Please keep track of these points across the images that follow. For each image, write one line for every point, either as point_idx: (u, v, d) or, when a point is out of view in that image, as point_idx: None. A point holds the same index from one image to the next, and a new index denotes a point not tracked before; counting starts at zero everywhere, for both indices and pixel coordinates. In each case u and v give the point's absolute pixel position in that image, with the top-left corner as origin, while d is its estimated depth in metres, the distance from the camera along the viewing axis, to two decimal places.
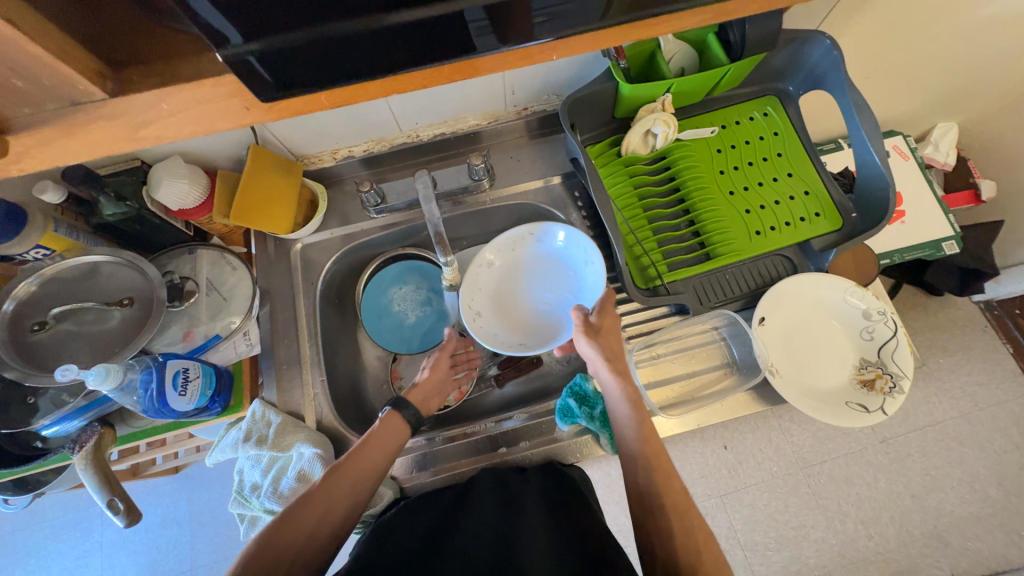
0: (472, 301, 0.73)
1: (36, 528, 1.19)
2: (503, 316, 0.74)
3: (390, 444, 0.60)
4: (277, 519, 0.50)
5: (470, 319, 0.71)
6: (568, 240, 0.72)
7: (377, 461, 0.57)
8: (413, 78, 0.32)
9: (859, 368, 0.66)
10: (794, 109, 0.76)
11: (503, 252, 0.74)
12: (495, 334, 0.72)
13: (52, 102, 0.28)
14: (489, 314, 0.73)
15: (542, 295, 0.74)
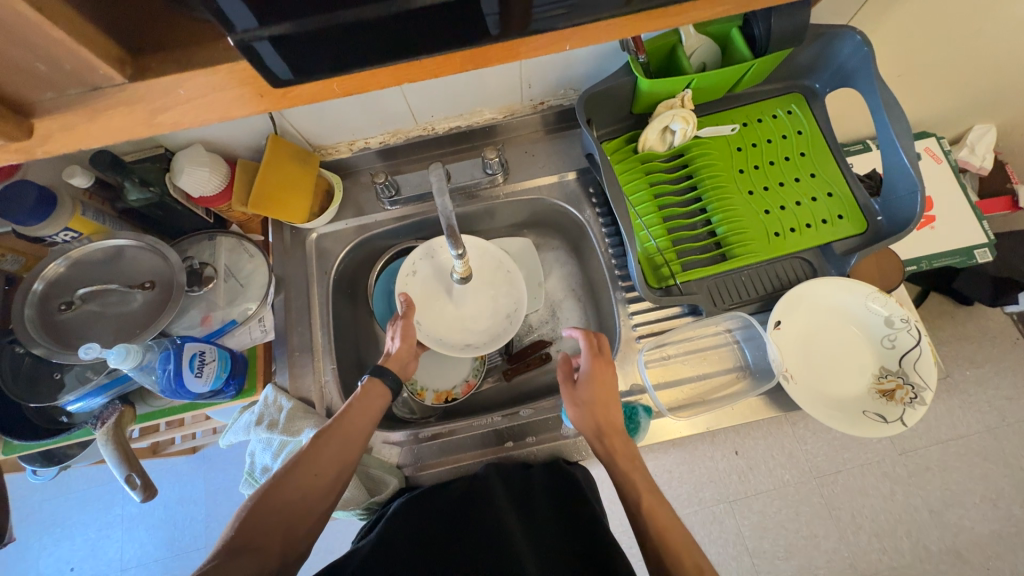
0: (416, 261, 0.77)
1: (62, 498, 1.24)
2: (426, 292, 0.76)
3: (369, 407, 0.61)
4: (273, 477, 0.53)
5: (403, 273, 0.76)
6: (513, 285, 0.77)
7: (359, 426, 0.59)
8: (427, 68, 0.32)
9: (878, 377, 0.64)
10: (820, 108, 0.74)
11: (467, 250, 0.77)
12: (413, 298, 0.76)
13: (74, 86, 0.28)
14: (420, 284, 0.77)
15: (467, 302, 0.76)
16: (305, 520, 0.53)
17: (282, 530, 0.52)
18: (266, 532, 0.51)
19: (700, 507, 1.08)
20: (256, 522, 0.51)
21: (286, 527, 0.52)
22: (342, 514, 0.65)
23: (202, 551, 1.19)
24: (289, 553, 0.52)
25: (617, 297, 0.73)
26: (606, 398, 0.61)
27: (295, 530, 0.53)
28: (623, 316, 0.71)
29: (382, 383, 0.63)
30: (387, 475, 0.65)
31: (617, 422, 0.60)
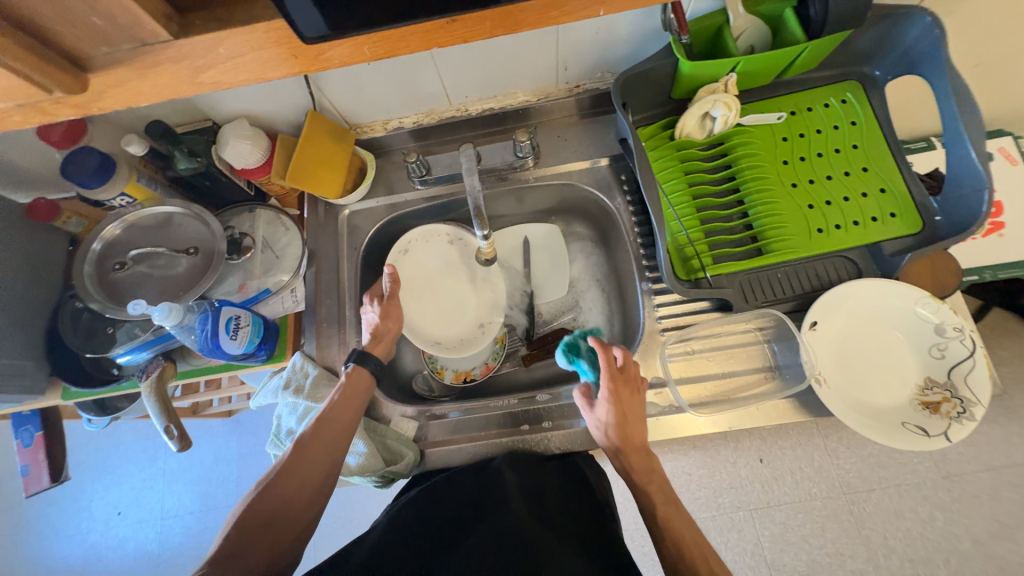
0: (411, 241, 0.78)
1: (113, 448, 1.35)
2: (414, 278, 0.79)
3: (354, 399, 0.62)
4: (258, 483, 0.54)
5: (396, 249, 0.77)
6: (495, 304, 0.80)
7: (346, 418, 0.60)
8: (456, 32, 0.32)
9: (922, 389, 0.60)
10: (879, 97, 0.69)
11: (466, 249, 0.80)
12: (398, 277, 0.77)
13: (126, 42, 0.30)
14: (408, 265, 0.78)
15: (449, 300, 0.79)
16: (292, 528, 0.53)
17: (270, 538, 0.52)
18: (252, 543, 0.51)
19: (718, 513, 1.05)
20: (242, 533, 0.51)
21: (274, 536, 0.52)
22: (358, 482, 0.66)
23: (232, 509, 1.26)
24: (279, 562, 0.51)
25: (642, 287, 0.71)
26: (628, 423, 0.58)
27: (282, 537, 0.52)
28: (649, 308, 0.70)
29: (364, 370, 0.64)
30: (402, 447, 0.65)
31: (641, 449, 0.57)
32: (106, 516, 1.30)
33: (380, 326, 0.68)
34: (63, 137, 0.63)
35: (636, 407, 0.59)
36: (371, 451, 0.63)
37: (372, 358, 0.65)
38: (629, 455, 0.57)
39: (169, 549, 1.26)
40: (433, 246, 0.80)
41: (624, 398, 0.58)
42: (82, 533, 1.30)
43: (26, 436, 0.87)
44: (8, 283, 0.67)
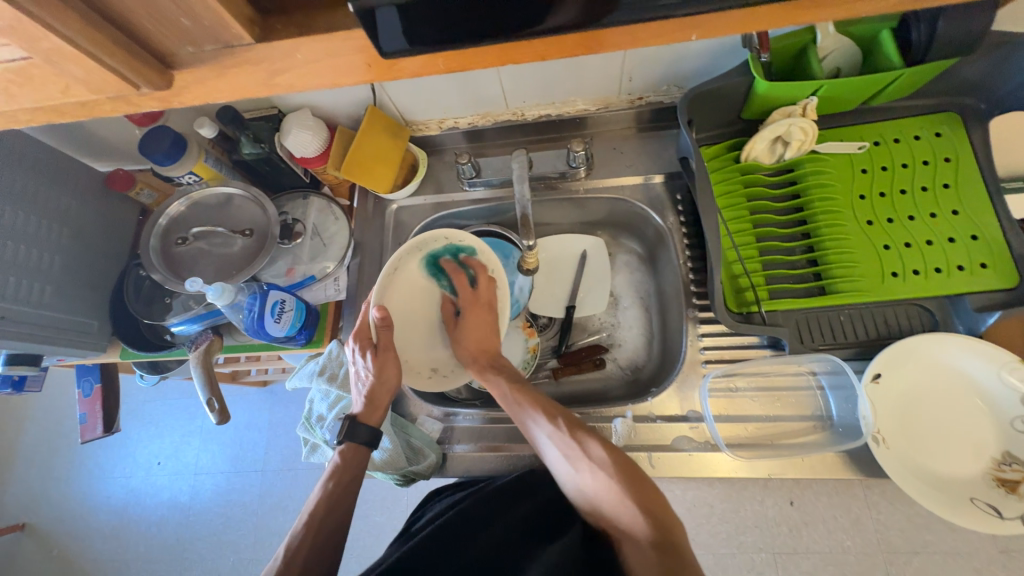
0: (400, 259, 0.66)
1: (159, 402, 1.45)
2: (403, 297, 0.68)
3: (359, 472, 0.59)
4: None
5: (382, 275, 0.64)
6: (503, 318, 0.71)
7: (354, 492, 0.58)
8: (533, 49, 0.31)
9: (998, 463, 0.53)
10: (982, 133, 0.62)
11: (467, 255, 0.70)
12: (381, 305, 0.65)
13: (209, 42, 0.30)
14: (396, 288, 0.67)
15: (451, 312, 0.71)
16: None
17: None
18: None
19: (739, 551, 1.00)
20: None
21: None
22: (380, 477, 0.66)
23: (259, 474, 1.33)
24: None
25: (688, 315, 0.67)
26: (481, 335, 0.67)
27: None
28: (692, 337, 0.66)
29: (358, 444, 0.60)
30: (426, 449, 0.66)
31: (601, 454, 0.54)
32: (147, 464, 1.40)
33: (375, 386, 0.60)
34: (144, 116, 0.68)
35: (487, 319, 0.67)
36: (396, 448, 0.64)
37: (367, 427, 0.60)
38: (515, 385, 0.62)
39: (199, 504, 1.33)
40: (424, 256, 0.68)
41: (479, 318, 0.67)
42: (125, 477, 1.40)
43: (87, 385, 0.94)
44: (84, 246, 0.73)
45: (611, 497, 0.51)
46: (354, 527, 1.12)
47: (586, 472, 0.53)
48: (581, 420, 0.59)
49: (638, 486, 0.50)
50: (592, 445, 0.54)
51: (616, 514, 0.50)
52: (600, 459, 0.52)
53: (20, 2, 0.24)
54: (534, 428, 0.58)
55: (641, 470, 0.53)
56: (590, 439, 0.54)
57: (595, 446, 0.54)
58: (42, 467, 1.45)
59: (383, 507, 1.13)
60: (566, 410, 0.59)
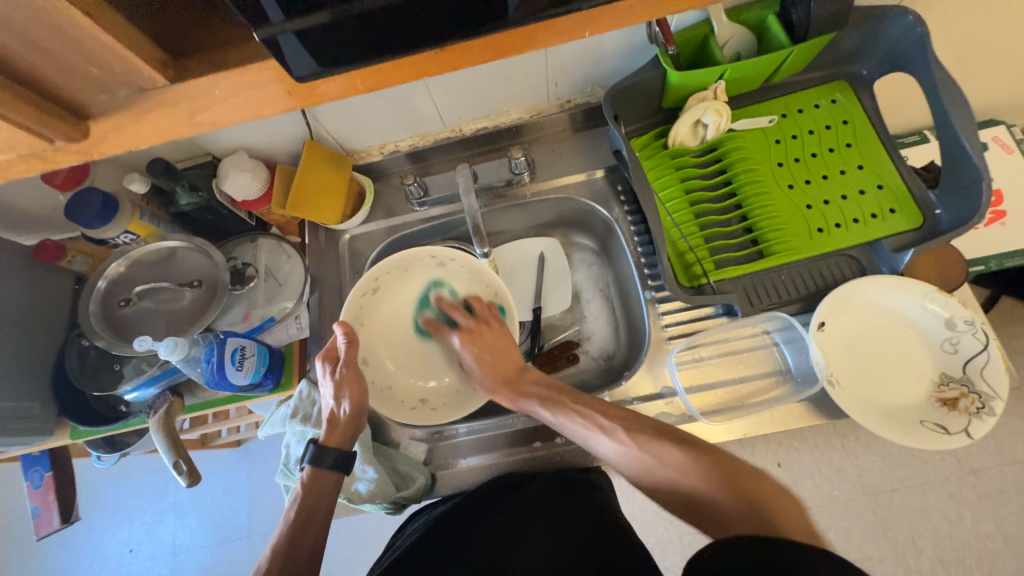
0: (381, 276, 0.70)
1: (123, 484, 1.35)
2: (389, 314, 0.72)
3: (324, 494, 0.57)
4: None
5: (359, 291, 0.68)
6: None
7: (322, 514, 0.56)
8: (447, 58, 0.33)
9: (938, 385, 0.58)
10: (869, 95, 0.69)
11: (459, 272, 0.72)
12: (363, 322, 0.69)
13: (124, 89, 0.31)
14: (379, 304, 0.71)
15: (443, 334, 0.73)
16: None
17: None
18: None
19: None
20: None
21: None
22: (370, 508, 0.65)
23: (245, 540, 1.25)
24: None
25: (646, 296, 0.70)
26: (502, 354, 0.66)
27: None
28: (653, 316, 0.69)
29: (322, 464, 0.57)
30: (413, 472, 0.64)
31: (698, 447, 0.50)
32: (118, 554, 1.29)
33: (335, 411, 0.59)
34: (67, 179, 0.65)
35: (503, 336, 0.68)
36: (382, 477, 0.62)
37: (331, 450, 0.58)
38: (557, 410, 0.59)
39: None
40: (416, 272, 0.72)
41: (496, 333, 0.67)
42: (94, 572, 1.28)
43: (37, 476, 0.86)
44: (15, 325, 0.68)
45: (699, 492, 0.48)
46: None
47: (665, 475, 0.50)
48: (652, 420, 0.55)
49: (731, 476, 0.47)
50: (666, 450, 0.50)
51: (710, 506, 0.47)
52: (679, 464, 0.49)
53: None
54: (597, 443, 0.55)
55: (723, 453, 0.50)
56: (663, 446, 0.51)
57: (672, 453, 0.50)
58: None
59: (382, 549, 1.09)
60: (634, 414, 0.55)
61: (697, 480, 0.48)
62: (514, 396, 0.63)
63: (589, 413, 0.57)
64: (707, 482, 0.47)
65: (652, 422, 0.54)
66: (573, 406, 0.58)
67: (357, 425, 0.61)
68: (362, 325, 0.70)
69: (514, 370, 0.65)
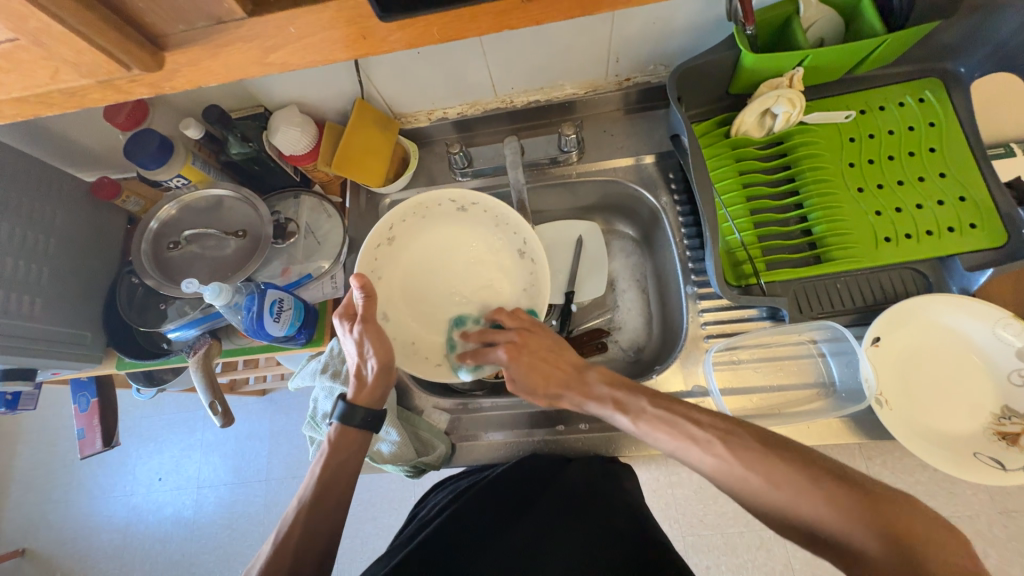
0: (394, 225, 0.67)
1: (155, 418, 1.43)
2: (407, 268, 0.69)
3: (352, 451, 0.59)
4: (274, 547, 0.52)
5: (374, 242, 0.65)
6: (529, 291, 0.69)
7: (350, 469, 0.58)
8: (529, 12, 0.31)
9: (998, 417, 0.55)
10: (964, 97, 0.63)
11: (483, 216, 0.69)
12: (380, 276, 0.67)
13: (202, 20, 0.30)
14: (396, 256, 0.68)
15: (466, 289, 0.69)
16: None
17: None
18: None
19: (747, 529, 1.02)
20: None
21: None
22: (390, 469, 0.66)
23: (263, 484, 1.31)
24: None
25: (687, 291, 0.68)
26: (551, 360, 0.61)
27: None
28: (692, 312, 0.67)
29: (352, 425, 0.59)
30: (434, 440, 0.65)
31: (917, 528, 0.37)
32: (148, 481, 1.38)
33: (364, 369, 0.60)
34: (127, 119, 0.66)
35: (546, 340, 0.63)
36: (405, 440, 0.63)
37: (360, 410, 0.59)
38: (630, 412, 0.53)
39: (203, 516, 1.32)
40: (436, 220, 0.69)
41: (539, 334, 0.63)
42: (126, 495, 1.38)
43: (84, 401, 0.92)
44: (72, 257, 0.71)
45: (825, 519, 0.40)
46: (363, 531, 1.11)
47: (776, 500, 0.42)
48: (754, 428, 0.47)
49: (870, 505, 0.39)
50: (780, 469, 0.43)
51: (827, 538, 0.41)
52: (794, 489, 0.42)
53: None
54: (687, 459, 0.48)
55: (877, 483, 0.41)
56: (775, 464, 0.43)
57: (785, 472, 0.43)
58: (40, 491, 1.42)
59: (390, 507, 1.13)
60: (730, 425, 0.47)
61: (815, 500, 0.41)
62: (584, 398, 0.58)
63: (678, 420, 0.50)
64: (831, 514, 0.40)
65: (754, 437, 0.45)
66: (655, 412, 0.51)
67: (385, 380, 0.60)
68: (382, 278, 0.67)
69: (572, 370, 0.61)
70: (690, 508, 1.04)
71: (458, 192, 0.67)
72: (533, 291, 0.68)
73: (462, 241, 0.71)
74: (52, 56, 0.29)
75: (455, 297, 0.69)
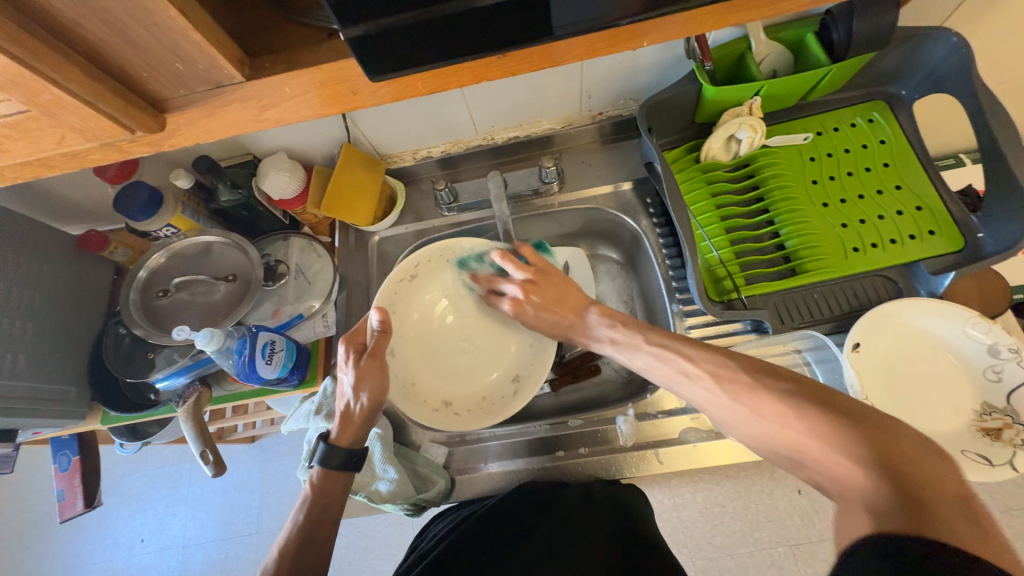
0: (420, 263, 0.71)
1: (138, 474, 1.37)
2: (423, 306, 0.72)
3: (336, 493, 0.58)
4: None
5: (398, 277, 0.69)
6: (534, 350, 0.72)
7: (332, 515, 0.57)
8: (506, 65, 0.34)
9: (979, 414, 0.57)
10: (908, 116, 0.68)
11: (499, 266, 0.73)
12: (396, 309, 0.70)
13: (201, 84, 0.32)
14: (414, 291, 0.72)
15: (475, 343, 0.73)
16: None
17: None
18: None
19: (757, 548, 1.01)
20: None
21: None
22: (391, 508, 0.65)
23: (254, 537, 1.25)
24: None
25: (673, 309, 0.70)
26: (564, 299, 0.66)
27: None
28: (680, 330, 0.69)
29: (330, 465, 0.58)
30: (433, 475, 0.64)
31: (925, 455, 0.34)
32: (131, 543, 1.31)
33: (353, 408, 0.60)
34: (117, 172, 0.68)
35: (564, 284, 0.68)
36: (404, 477, 0.62)
37: (340, 450, 0.58)
38: (628, 350, 0.57)
39: None
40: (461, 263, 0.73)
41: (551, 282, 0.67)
42: (106, 560, 1.30)
43: (65, 460, 0.88)
44: (58, 311, 0.70)
45: (808, 447, 0.39)
46: None
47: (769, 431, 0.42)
48: (743, 358, 0.48)
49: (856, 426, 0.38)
50: (761, 398, 0.44)
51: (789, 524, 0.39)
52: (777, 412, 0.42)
53: (20, 58, 0.25)
54: (685, 390, 0.51)
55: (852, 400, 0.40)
56: (758, 394, 0.44)
57: (766, 401, 0.43)
58: (11, 563, 1.33)
59: (389, 553, 1.08)
60: (715, 358, 0.49)
61: (799, 431, 0.40)
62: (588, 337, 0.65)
63: (668, 354, 0.53)
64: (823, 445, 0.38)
65: (745, 370, 0.46)
66: (649, 349, 0.55)
67: (370, 421, 0.61)
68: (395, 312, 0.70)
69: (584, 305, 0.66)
70: (697, 529, 1.03)
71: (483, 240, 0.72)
72: (535, 353, 0.71)
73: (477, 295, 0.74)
74: (57, 124, 0.31)
75: (464, 347, 0.72)
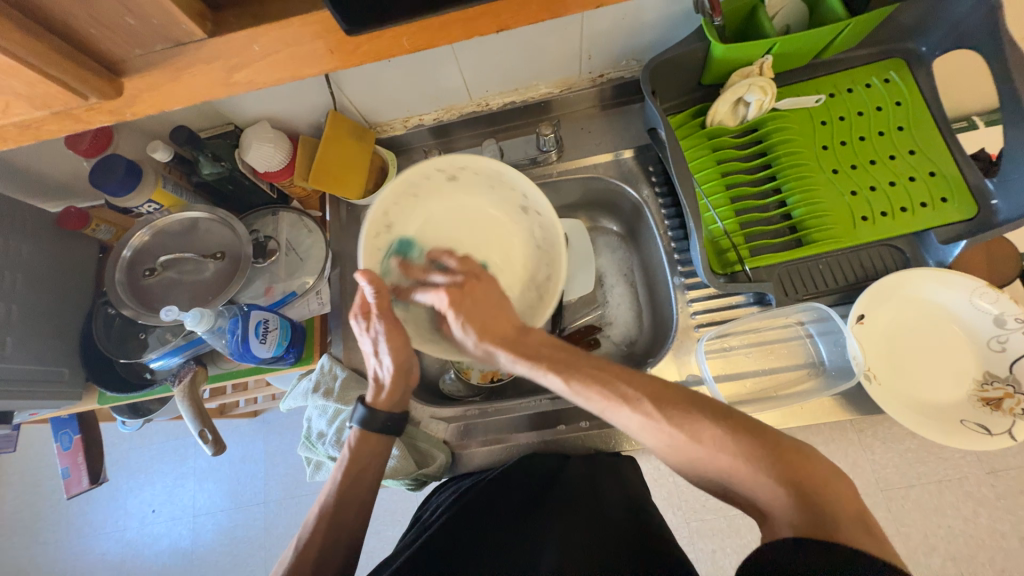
0: (390, 210, 0.63)
1: (144, 449, 1.39)
2: (410, 252, 0.66)
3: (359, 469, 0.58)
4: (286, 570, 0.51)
5: (372, 231, 0.62)
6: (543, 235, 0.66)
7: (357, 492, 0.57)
8: (500, 15, 0.31)
9: (981, 383, 0.56)
10: (926, 75, 0.65)
11: (476, 179, 0.65)
12: (387, 265, 0.64)
13: (159, 43, 0.29)
14: (397, 241, 0.65)
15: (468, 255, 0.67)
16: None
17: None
18: None
19: None
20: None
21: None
22: (393, 484, 0.65)
23: (262, 507, 1.28)
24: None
25: (675, 282, 0.69)
26: (497, 312, 0.57)
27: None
28: (681, 303, 0.67)
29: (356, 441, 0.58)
30: (434, 451, 0.65)
31: None
32: (141, 514, 1.34)
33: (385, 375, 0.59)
34: (90, 145, 0.64)
35: (493, 289, 0.59)
36: (404, 453, 0.63)
37: (380, 414, 0.58)
38: (564, 372, 0.49)
39: (201, 546, 1.29)
40: (441, 194, 0.66)
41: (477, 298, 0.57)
42: (119, 530, 1.34)
43: (66, 438, 0.89)
44: (43, 293, 0.68)
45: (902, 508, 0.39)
46: (369, 546, 1.10)
47: (696, 457, 0.42)
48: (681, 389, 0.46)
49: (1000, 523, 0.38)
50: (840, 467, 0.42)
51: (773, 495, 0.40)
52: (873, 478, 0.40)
53: None
54: (615, 418, 0.47)
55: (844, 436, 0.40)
56: (695, 419, 0.43)
57: (706, 427, 0.42)
58: (27, 535, 1.37)
59: (394, 520, 1.11)
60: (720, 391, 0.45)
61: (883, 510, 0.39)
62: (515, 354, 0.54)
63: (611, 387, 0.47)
64: None
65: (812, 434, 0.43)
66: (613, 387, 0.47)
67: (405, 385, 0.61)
68: (387, 266, 0.64)
69: (513, 329, 0.57)
70: (693, 494, 1.05)
71: (444, 158, 0.62)
72: (542, 249, 0.66)
73: (467, 210, 0.68)
74: (3, 90, 0.28)
75: None
